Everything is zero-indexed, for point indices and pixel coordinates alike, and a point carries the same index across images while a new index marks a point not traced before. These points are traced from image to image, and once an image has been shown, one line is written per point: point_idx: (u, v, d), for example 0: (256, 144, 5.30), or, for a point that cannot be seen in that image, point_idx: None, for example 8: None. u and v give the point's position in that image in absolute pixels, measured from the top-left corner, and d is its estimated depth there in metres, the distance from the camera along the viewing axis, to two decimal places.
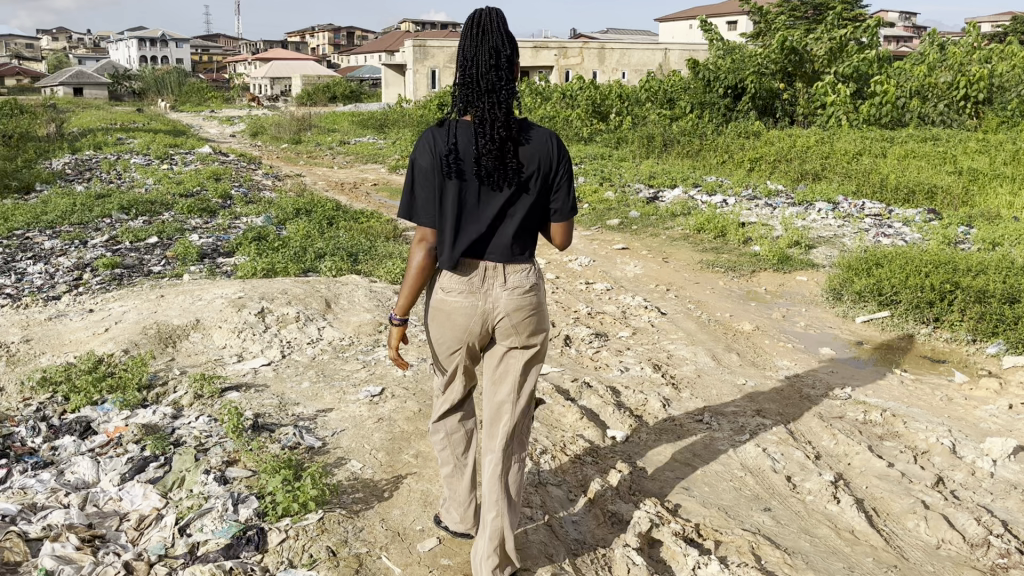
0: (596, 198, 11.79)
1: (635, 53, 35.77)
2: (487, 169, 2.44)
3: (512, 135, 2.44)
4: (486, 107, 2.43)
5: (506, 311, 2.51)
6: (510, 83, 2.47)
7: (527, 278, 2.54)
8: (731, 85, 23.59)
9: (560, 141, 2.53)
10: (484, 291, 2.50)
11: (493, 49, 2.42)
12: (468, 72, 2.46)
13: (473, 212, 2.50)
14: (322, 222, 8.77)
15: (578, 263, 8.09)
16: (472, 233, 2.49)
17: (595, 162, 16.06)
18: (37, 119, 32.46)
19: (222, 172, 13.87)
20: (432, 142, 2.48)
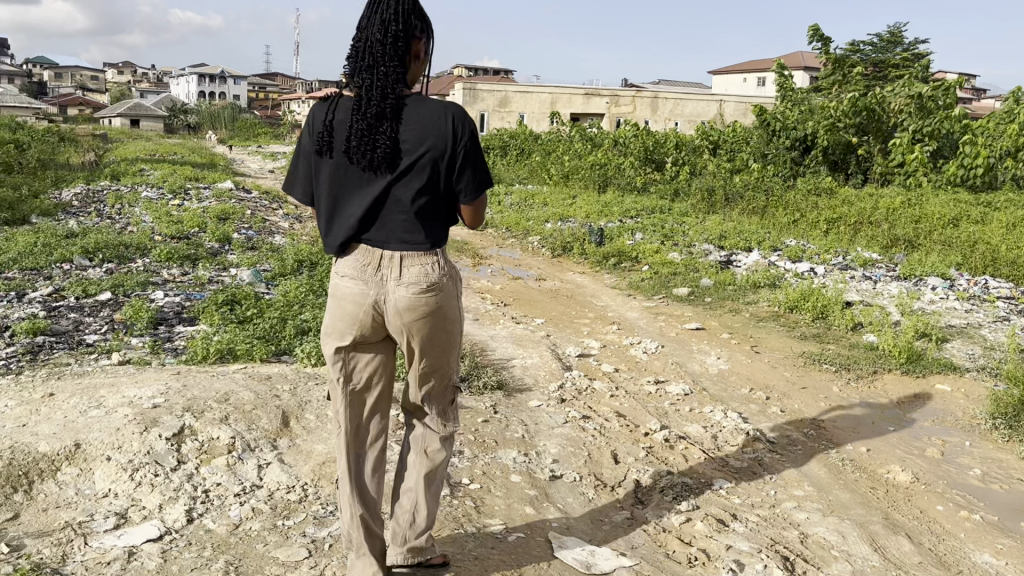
0: (658, 260, 10.00)
1: (690, 103, 34.16)
2: (357, 148, 2.43)
3: (391, 115, 2.40)
4: (366, 85, 2.46)
5: (398, 307, 2.44)
6: (398, 60, 2.48)
7: (423, 272, 2.44)
8: (800, 137, 21.96)
9: (453, 120, 2.39)
10: (376, 281, 2.44)
11: (381, 25, 2.47)
12: (362, 52, 2.51)
13: (355, 194, 2.49)
14: (323, 281, 7.09)
15: (643, 349, 6.28)
16: (351, 216, 2.49)
17: (652, 214, 14.24)
18: (79, 149, 31.90)
19: (235, 211, 12.36)
20: (316, 121, 2.56)
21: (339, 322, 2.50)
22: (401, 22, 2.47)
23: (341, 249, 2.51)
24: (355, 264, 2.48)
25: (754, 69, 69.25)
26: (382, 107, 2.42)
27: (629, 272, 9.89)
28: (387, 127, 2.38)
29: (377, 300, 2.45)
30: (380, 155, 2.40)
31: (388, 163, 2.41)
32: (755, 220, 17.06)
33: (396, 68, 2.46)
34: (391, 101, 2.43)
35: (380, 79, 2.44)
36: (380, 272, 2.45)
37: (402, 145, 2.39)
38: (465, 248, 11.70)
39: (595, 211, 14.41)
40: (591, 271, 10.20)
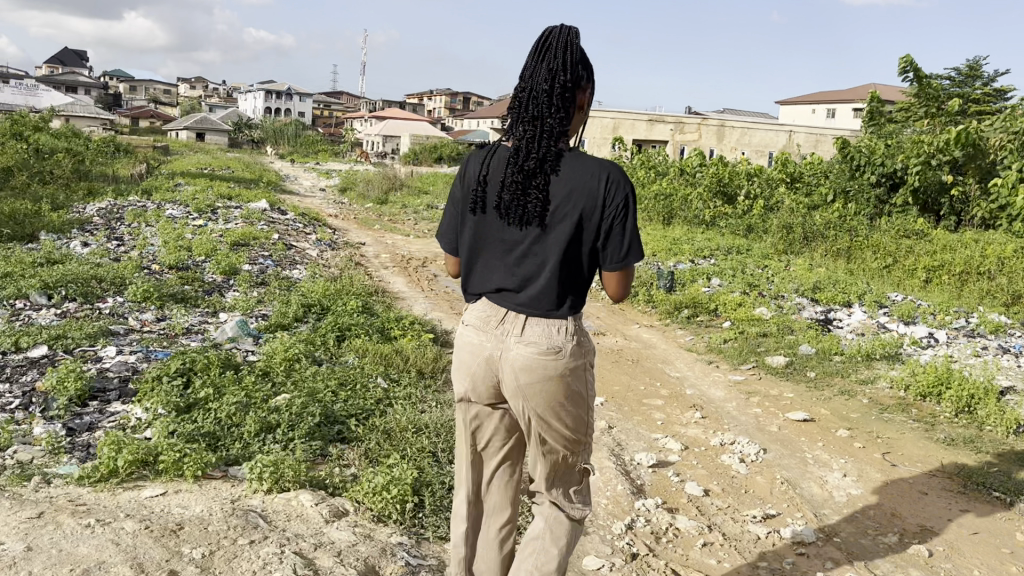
0: (743, 314, 8.38)
1: (758, 132, 32.31)
2: (506, 204, 2.22)
3: (545, 168, 2.18)
4: (527, 136, 2.24)
5: (514, 368, 2.16)
6: (561, 113, 2.23)
7: (553, 338, 2.16)
8: (886, 170, 20.09)
9: (607, 174, 2.12)
10: (500, 337, 2.21)
11: (548, 72, 2.24)
12: (526, 99, 2.29)
13: (498, 249, 2.28)
14: (327, 339, 5.63)
15: (738, 458, 4.66)
16: (494, 272, 2.28)
17: (728, 254, 12.56)
18: (133, 161, 31.40)
19: (260, 236, 11.08)
20: (471, 171, 2.37)
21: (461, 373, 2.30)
22: (570, 72, 2.23)
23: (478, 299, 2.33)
24: (484, 315, 2.27)
25: (825, 100, 66.92)
26: (539, 162, 2.19)
27: (706, 329, 8.26)
28: (540, 182, 2.15)
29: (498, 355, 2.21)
30: (527, 211, 2.18)
31: (536, 220, 2.17)
32: (838, 263, 15.26)
33: (558, 122, 2.21)
34: (549, 153, 2.19)
35: (543, 130, 2.21)
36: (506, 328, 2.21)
37: (552, 204, 2.15)
38: None
39: (662, 248, 12.81)
40: (658, 325, 8.59)
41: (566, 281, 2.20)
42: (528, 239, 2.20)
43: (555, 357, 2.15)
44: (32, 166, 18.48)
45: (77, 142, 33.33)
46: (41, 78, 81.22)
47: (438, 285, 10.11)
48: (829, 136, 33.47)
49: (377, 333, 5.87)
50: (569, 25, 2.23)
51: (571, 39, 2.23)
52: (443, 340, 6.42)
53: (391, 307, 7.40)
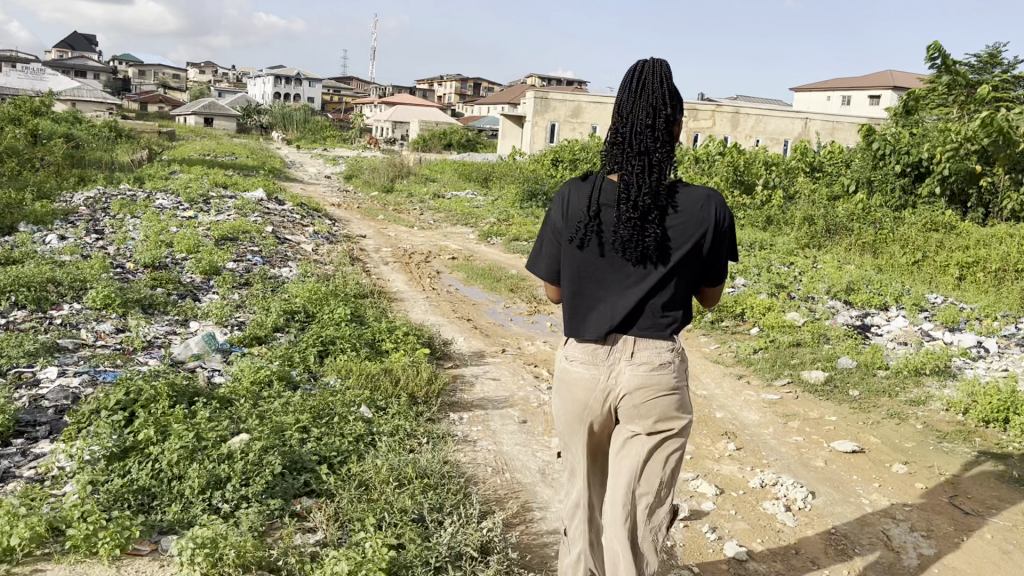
0: (772, 320, 7.65)
1: (773, 120, 31.44)
2: (623, 238, 2.22)
3: (659, 204, 2.23)
4: (635, 171, 2.25)
5: (631, 391, 2.23)
6: (668, 147, 2.28)
7: (665, 358, 2.24)
8: (911, 159, 19.24)
9: (715, 208, 2.24)
10: (610, 365, 2.24)
11: (651, 107, 2.28)
12: (625, 130, 2.32)
13: (605, 280, 2.28)
14: (306, 357, 4.94)
15: (780, 505, 3.96)
16: (604, 303, 2.26)
17: (750, 250, 11.81)
18: (136, 147, 30.77)
19: (252, 228, 10.41)
20: (569, 203, 2.31)
21: (566, 406, 2.32)
22: (671, 106, 2.29)
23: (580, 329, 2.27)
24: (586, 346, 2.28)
25: (839, 87, 65.67)
26: (652, 195, 2.23)
27: (732, 337, 7.54)
28: (658, 218, 2.20)
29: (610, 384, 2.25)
30: (646, 245, 2.20)
31: (656, 254, 2.22)
32: (863, 258, 14.52)
33: (665, 155, 2.26)
34: (659, 188, 2.24)
35: (653, 163, 2.25)
36: (614, 354, 2.25)
37: (668, 237, 2.22)
38: (520, 285, 9.53)
39: None
40: (679, 330, 7.87)
41: (675, 308, 2.28)
42: (646, 273, 2.23)
43: (668, 372, 2.23)
44: (26, 151, 17.90)
45: (81, 127, 32.79)
46: (49, 63, 80.73)
47: (441, 284, 9.43)
48: (847, 124, 32.51)
49: (363, 349, 5.16)
50: (665, 59, 2.28)
51: (668, 73, 2.29)
52: (441, 354, 5.71)
53: (386, 313, 6.70)
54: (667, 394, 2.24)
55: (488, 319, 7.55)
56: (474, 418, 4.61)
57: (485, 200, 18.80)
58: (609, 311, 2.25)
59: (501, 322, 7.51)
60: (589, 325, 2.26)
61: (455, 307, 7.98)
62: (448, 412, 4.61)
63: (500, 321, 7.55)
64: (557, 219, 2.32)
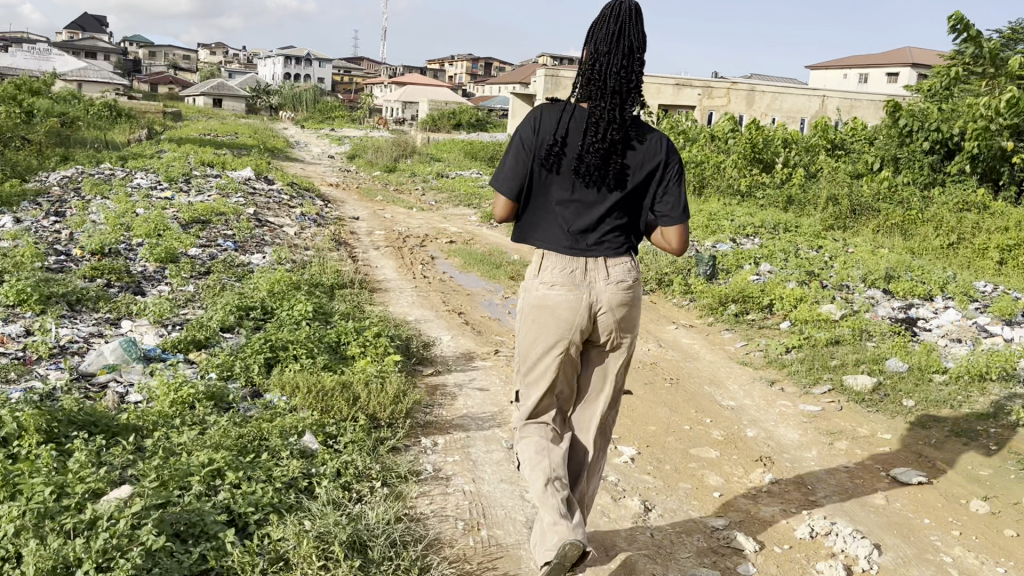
0: (806, 312, 6.72)
1: (789, 97, 30.30)
2: (592, 164, 2.40)
3: (622, 139, 2.43)
4: (604, 105, 2.43)
5: (610, 305, 2.45)
6: (636, 88, 2.47)
7: (628, 276, 2.47)
8: (940, 135, 18.15)
9: (672, 149, 2.49)
10: (587, 287, 2.43)
11: (627, 49, 2.46)
12: (598, 65, 2.47)
13: (570, 202, 2.46)
14: (250, 367, 4.07)
15: (837, 566, 3.07)
16: (568, 222, 2.46)
17: (774, 233, 10.86)
18: (137, 127, 29.98)
19: (231, 210, 9.55)
20: (540, 126, 2.45)
21: (552, 330, 2.46)
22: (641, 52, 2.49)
23: (549, 247, 2.47)
24: (561, 270, 2.45)
25: (856, 65, 64.04)
26: (621, 128, 2.44)
27: (760, 333, 6.63)
28: (622, 151, 2.42)
29: (590, 304, 2.44)
30: (612, 173, 2.42)
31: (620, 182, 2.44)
32: (893, 240, 13.54)
33: (635, 95, 2.46)
34: (624, 123, 2.45)
35: (621, 102, 2.43)
36: (587, 273, 2.44)
37: (630, 170, 2.44)
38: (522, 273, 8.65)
39: (698, 224, 11.13)
40: (698, 325, 6.96)
41: (626, 234, 2.50)
42: (608, 198, 2.45)
43: (634, 289, 2.48)
44: (9, 128, 17.10)
45: (80, 105, 32.03)
46: (58, 44, 80.14)
47: (434, 271, 8.56)
48: (865, 101, 31.30)
49: (322, 355, 4.27)
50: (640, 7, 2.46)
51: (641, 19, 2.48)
52: (420, 358, 4.83)
53: (361, 309, 5.83)
54: (635, 308, 2.51)
55: (482, 312, 6.68)
56: (451, 443, 3.74)
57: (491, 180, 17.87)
58: (572, 230, 2.45)
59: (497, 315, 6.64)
60: (558, 246, 2.46)
61: (447, 298, 7.11)
62: (419, 437, 3.74)
63: (496, 314, 6.68)
64: (525, 138, 2.46)
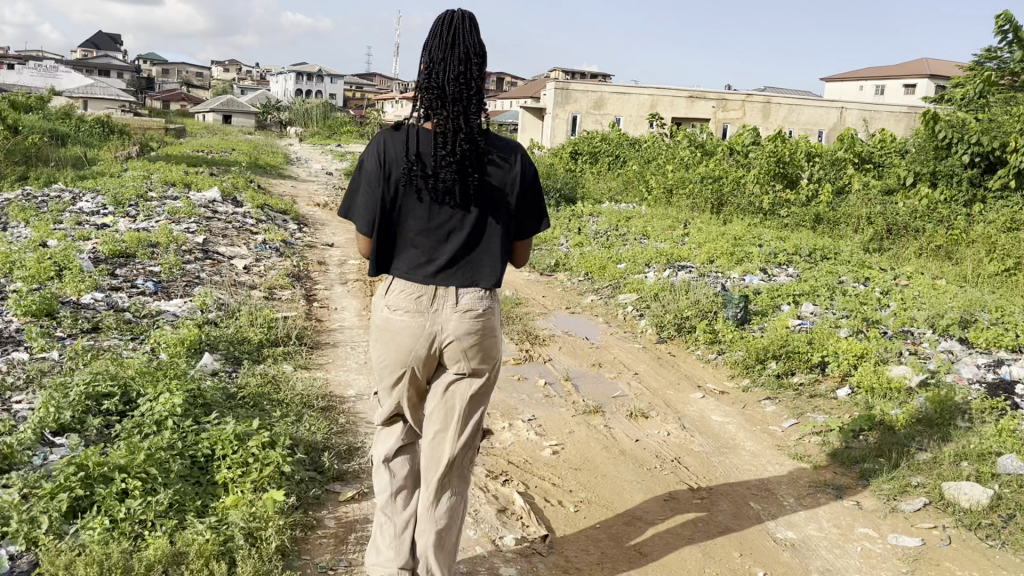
0: (872, 376, 5.17)
1: (807, 109, 28.83)
2: (447, 183, 2.42)
3: (473, 154, 2.45)
4: (449, 117, 2.44)
5: (457, 334, 2.47)
6: (478, 94, 2.48)
7: (481, 303, 2.50)
8: (982, 147, 16.55)
9: (524, 156, 2.52)
10: (431, 314, 2.47)
11: (462, 57, 2.45)
12: (435, 77, 2.46)
13: (427, 226, 2.49)
14: (35, 525, 2.56)
15: None
16: (426, 249, 2.49)
17: (810, 261, 9.32)
18: (129, 143, 28.73)
19: (172, 239, 8.13)
20: (388, 150, 2.45)
21: (397, 355, 2.51)
22: (478, 55, 2.48)
23: (402, 274, 2.50)
24: (409, 296, 2.49)
25: (873, 77, 62.23)
26: (469, 140, 2.45)
27: (812, 405, 5.09)
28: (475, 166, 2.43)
29: (434, 331, 2.47)
30: (470, 189, 2.45)
31: (476, 198, 2.48)
32: (937, 265, 11.95)
33: (477, 102, 2.47)
34: (474, 135, 2.46)
35: (468, 113, 2.44)
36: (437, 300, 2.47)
37: (485, 184, 2.47)
38: (511, 318, 7.15)
39: (721, 250, 9.60)
40: (731, 391, 5.43)
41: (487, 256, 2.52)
42: (465, 219, 2.48)
43: (485, 317, 2.50)
44: None
45: (72, 121, 30.87)
46: (68, 62, 79.69)
47: None
48: (886, 112, 29.69)
49: (167, 495, 2.76)
50: (468, 12, 2.44)
51: (472, 20, 2.47)
52: (339, 475, 3.33)
53: (280, 390, 4.32)
54: (490, 338, 2.54)
55: None
56: None
57: None
58: (429, 258, 2.48)
59: None
60: (413, 275, 2.49)
61: None
62: None
63: None
64: (373, 166, 2.48)
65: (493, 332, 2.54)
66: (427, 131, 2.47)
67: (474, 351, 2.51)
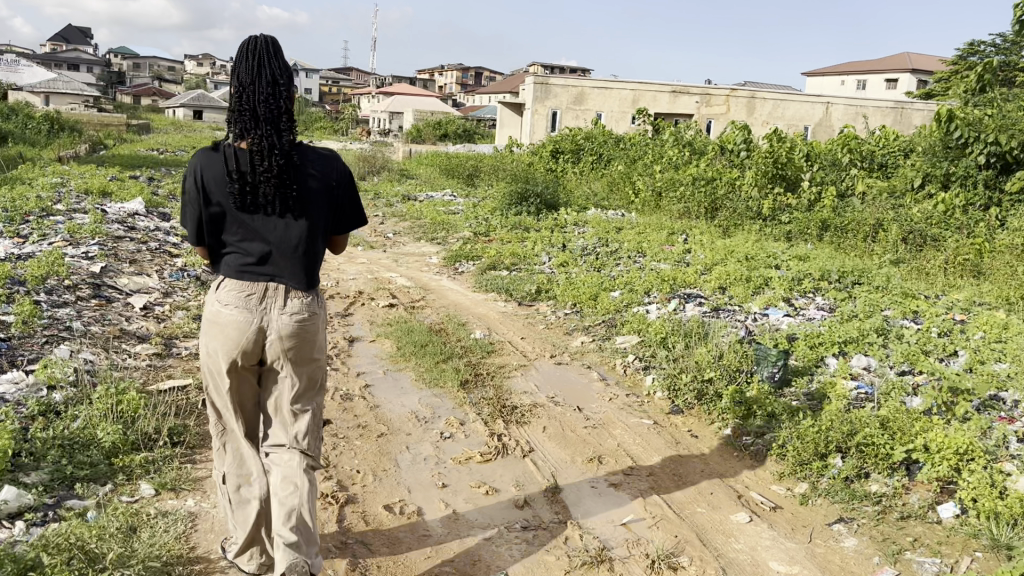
0: (992, 488, 3.60)
1: (792, 105, 27.51)
2: (266, 195, 2.56)
3: (288, 166, 2.58)
4: (260, 135, 2.56)
5: (281, 332, 2.64)
6: (286, 109, 2.60)
7: (304, 305, 2.67)
8: (999, 147, 15.15)
9: (338, 162, 2.71)
10: (259, 311, 2.62)
11: (270, 79, 2.59)
12: (244, 98, 2.58)
13: (255, 235, 2.63)
14: None
15: None
16: (253, 255, 2.63)
17: (840, 287, 7.83)
18: (79, 142, 26.68)
19: (52, 269, 6.46)
20: (211, 170, 2.60)
21: (221, 347, 2.65)
22: (285, 78, 2.63)
23: (230, 278, 2.65)
24: (237, 294, 2.63)
25: (855, 71, 61.19)
26: (283, 153, 2.58)
27: (907, 534, 3.53)
28: (291, 177, 2.57)
29: (260, 326, 2.63)
30: (288, 199, 2.59)
31: (297, 207, 2.62)
32: (965, 280, 10.55)
33: (288, 120, 2.61)
34: (286, 147, 2.59)
35: (279, 127, 2.57)
36: (263, 302, 2.62)
37: (302, 194, 2.62)
38: (481, 377, 5.57)
39: (733, 273, 8.09)
40: (786, 506, 3.85)
41: (310, 258, 2.68)
42: (289, 226, 2.63)
43: (308, 317, 2.68)
44: None
45: (18, 116, 28.72)
46: (33, 57, 77.00)
47: (341, 375, 5.46)
48: (874, 108, 28.39)
49: None
50: (266, 37, 2.56)
51: (276, 45, 2.60)
52: None
53: None
54: (311, 335, 2.71)
55: (387, 504, 3.61)
56: None
57: (465, 206, 14.77)
58: (257, 263, 2.63)
59: (416, 510, 3.57)
60: (240, 279, 2.63)
61: (335, 462, 4.02)
62: None
63: (413, 506, 3.61)
64: (194, 187, 2.60)
65: (315, 333, 2.73)
66: (242, 149, 2.59)
67: (295, 348, 2.69)
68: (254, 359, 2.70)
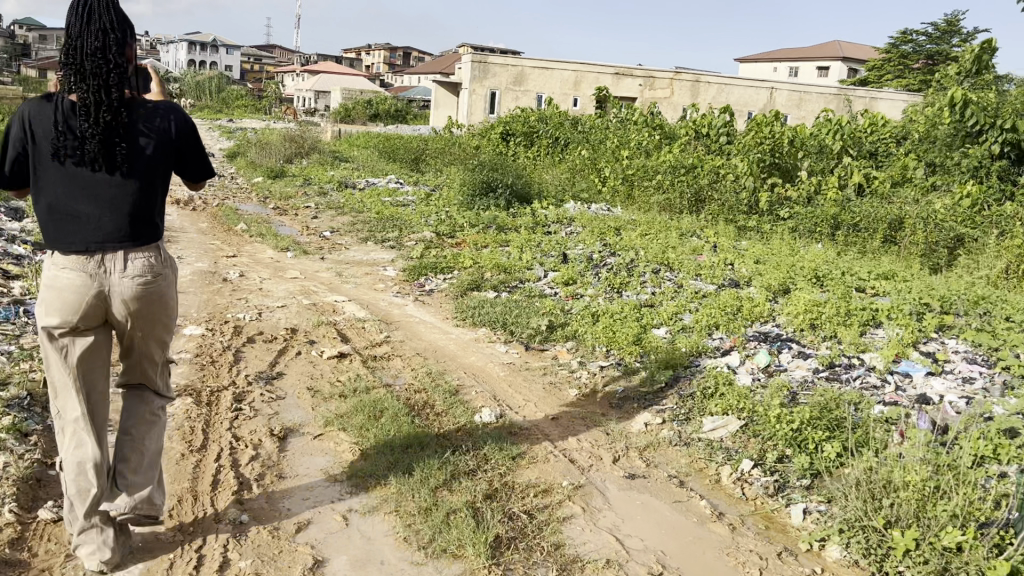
0: None
1: (735, 89, 25.61)
2: (93, 153, 2.26)
3: (122, 124, 2.29)
4: (88, 88, 2.25)
5: (125, 297, 2.37)
6: (121, 64, 2.31)
7: (149, 266, 2.40)
8: (1016, 134, 12.72)
9: (180, 119, 2.44)
10: (99, 274, 2.34)
11: (100, 30, 2.27)
12: (71, 49, 2.27)
13: (90, 196, 2.32)
14: None
15: None
16: (90, 218, 2.32)
17: (971, 325, 5.52)
18: None
19: None
20: None
21: (53, 313, 2.34)
22: (120, 28, 2.32)
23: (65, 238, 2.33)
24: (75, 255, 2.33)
25: (787, 57, 59.91)
26: (114, 110, 2.28)
27: None
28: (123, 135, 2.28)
29: (100, 290, 2.35)
30: (118, 157, 2.30)
31: (129, 165, 2.33)
32: None
33: (121, 73, 2.30)
34: (119, 103, 2.28)
35: (112, 83, 2.27)
36: (102, 265, 2.34)
37: (140, 155, 2.34)
38: (519, 527, 3.13)
39: (813, 306, 5.70)
40: None
41: (152, 219, 2.41)
42: (125, 186, 2.34)
43: (154, 280, 2.41)
44: None
45: None
46: None
47: (266, 535, 2.98)
48: (817, 95, 26.64)
49: None
50: None
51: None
52: None
53: None
54: (159, 301, 2.46)
55: None
56: None
57: (413, 200, 12.17)
58: (96, 224, 2.32)
59: None
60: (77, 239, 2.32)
61: None
62: None
63: None
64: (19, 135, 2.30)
65: (164, 297, 2.48)
66: (72, 102, 2.29)
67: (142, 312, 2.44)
68: (93, 322, 2.41)
